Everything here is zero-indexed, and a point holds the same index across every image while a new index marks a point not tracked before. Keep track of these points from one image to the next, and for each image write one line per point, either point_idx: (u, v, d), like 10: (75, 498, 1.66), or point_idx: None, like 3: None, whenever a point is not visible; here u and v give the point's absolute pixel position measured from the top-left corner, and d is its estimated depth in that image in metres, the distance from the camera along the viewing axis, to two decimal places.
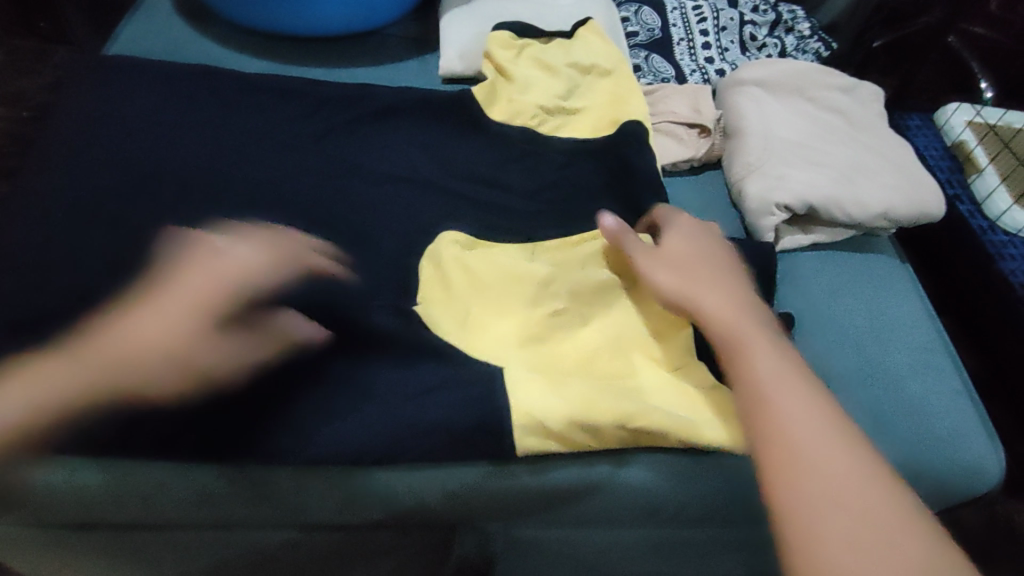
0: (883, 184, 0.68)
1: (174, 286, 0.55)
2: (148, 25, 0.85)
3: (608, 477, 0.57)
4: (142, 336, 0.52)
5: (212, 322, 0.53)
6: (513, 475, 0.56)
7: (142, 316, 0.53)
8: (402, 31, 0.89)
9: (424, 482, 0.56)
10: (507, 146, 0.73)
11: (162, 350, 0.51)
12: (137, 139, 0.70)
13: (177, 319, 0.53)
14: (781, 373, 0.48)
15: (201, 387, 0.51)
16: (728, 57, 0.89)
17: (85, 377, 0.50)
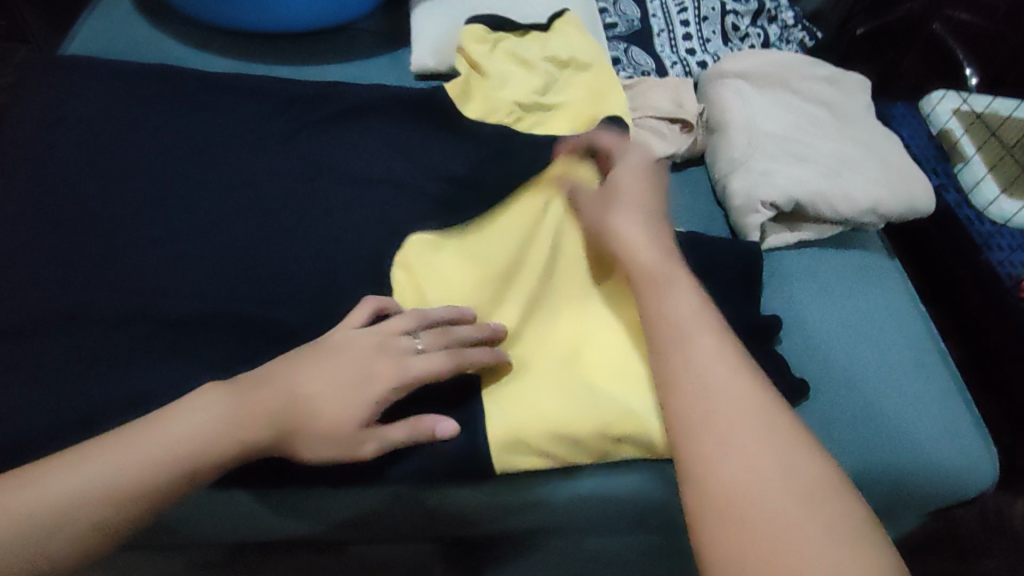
0: (871, 178, 0.66)
1: (355, 364, 0.50)
2: (106, 23, 0.82)
3: (591, 486, 0.56)
4: (295, 408, 0.47)
5: (367, 409, 0.49)
6: (492, 487, 0.55)
7: (307, 388, 0.48)
8: (372, 25, 0.86)
9: (403, 498, 0.54)
10: (483, 145, 0.70)
11: (302, 416, 0.48)
12: (95, 147, 0.67)
13: (350, 403, 0.48)
14: (687, 305, 0.49)
15: (291, 450, 0.48)
16: (710, 48, 0.86)
17: (227, 443, 0.45)
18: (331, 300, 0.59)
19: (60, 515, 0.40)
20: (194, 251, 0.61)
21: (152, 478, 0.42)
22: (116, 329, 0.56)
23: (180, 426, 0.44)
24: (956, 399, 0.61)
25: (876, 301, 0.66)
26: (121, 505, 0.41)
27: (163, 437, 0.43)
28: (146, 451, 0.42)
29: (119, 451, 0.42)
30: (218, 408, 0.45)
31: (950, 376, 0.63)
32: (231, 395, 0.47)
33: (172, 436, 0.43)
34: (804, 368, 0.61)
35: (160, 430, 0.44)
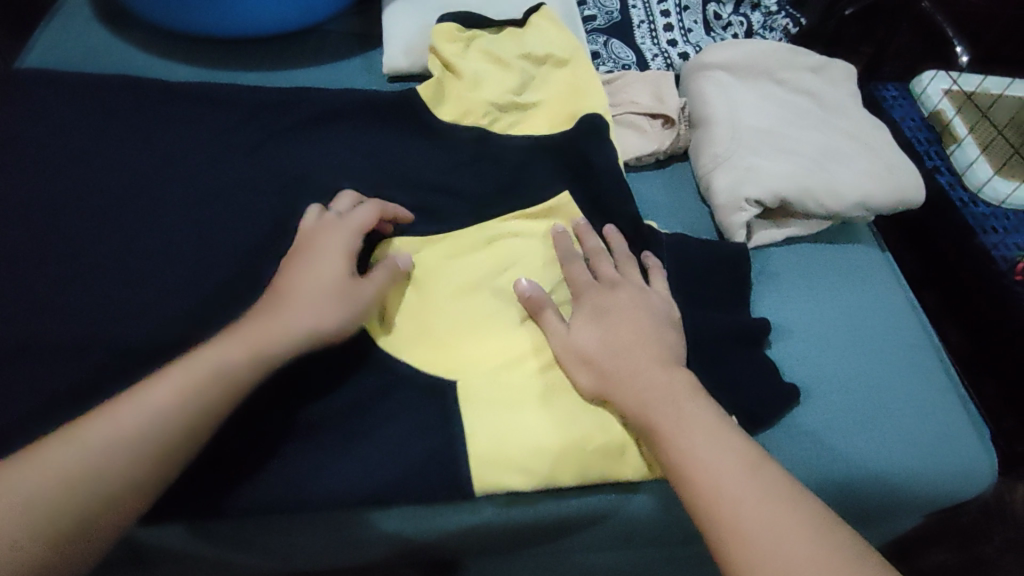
0: (859, 171, 0.64)
1: (319, 262, 0.53)
2: (68, 34, 0.79)
3: (498, 520, 0.53)
4: (283, 337, 0.49)
5: (337, 265, 0.53)
6: (382, 522, 0.52)
7: (286, 314, 0.50)
8: (342, 27, 0.83)
9: (368, 529, 0.52)
10: (456, 149, 0.68)
11: (283, 299, 0.51)
12: (52, 163, 0.65)
13: (313, 268, 0.53)
14: (689, 424, 0.47)
15: (298, 329, 0.50)
16: (692, 38, 0.83)
17: (223, 383, 0.45)
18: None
19: (73, 483, 0.40)
20: (155, 272, 0.59)
21: (156, 437, 0.42)
22: (75, 359, 0.54)
23: (172, 385, 0.44)
24: (954, 399, 0.59)
25: (868, 294, 0.65)
26: (126, 473, 0.41)
27: (155, 392, 0.44)
28: (146, 417, 0.42)
29: (126, 419, 0.42)
30: (219, 350, 0.47)
31: (947, 373, 0.62)
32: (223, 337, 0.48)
33: (155, 404, 0.43)
34: (797, 371, 0.59)
35: (157, 391, 0.44)
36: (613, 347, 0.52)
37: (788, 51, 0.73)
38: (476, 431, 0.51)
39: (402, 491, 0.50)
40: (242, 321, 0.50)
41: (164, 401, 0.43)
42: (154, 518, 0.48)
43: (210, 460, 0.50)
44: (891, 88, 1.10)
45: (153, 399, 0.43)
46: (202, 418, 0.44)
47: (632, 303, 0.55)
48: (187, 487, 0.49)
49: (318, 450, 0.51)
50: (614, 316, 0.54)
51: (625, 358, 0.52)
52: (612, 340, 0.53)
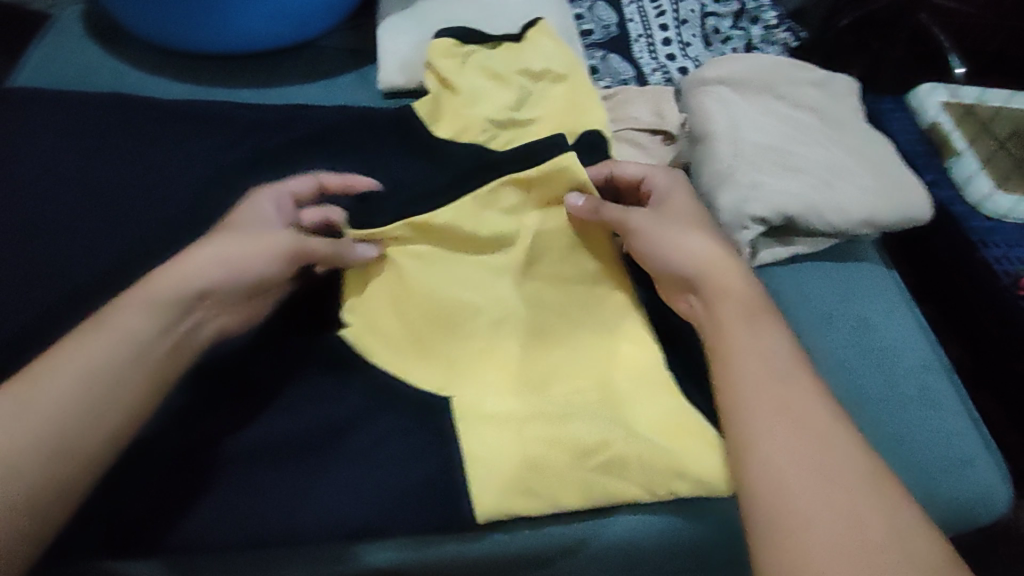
0: (864, 187, 0.63)
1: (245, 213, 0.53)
2: (56, 51, 0.77)
3: (501, 549, 0.51)
4: (179, 287, 0.46)
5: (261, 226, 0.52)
6: (382, 554, 0.50)
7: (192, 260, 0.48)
8: (337, 42, 0.82)
9: (366, 561, 0.50)
10: (454, 166, 0.66)
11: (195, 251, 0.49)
12: (40, 181, 0.63)
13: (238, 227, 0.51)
14: (768, 411, 0.45)
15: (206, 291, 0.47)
16: (691, 52, 0.82)
17: (124, 355, 0.43)
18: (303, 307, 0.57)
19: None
20: None
21: (60, 418, 0.40)
22: None
23: (86, 352, 0.42)
24: (966, 420, 0.58)
25: (874, 310, 0.63)
26: (58, 452, 0.39)
27: (61, 381, 0.41)
28: (48, 398, 0.40)
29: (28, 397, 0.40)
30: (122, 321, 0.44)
31: (956, 392, 0.60)
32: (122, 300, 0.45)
33: (77, 384, 0.41)
34: None
35: (73, 360, 0.42)
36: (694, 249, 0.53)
37: (790, 65, 0.72)
38: (478, 456, 0.50)
39: (401, 521, 0.48)
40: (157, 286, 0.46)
41: (83, 377, 0.41)
42: (133, 549, 0.46)
43: (192, 487, 0.48)
44: (888, 101, 1.10)
45: (71, 377, 0.41)
46: (128, 390, 0.43)
47: (688, 217, 0.56)
48: (169, 517, 0.47)
49: (311, 483, 0.49)
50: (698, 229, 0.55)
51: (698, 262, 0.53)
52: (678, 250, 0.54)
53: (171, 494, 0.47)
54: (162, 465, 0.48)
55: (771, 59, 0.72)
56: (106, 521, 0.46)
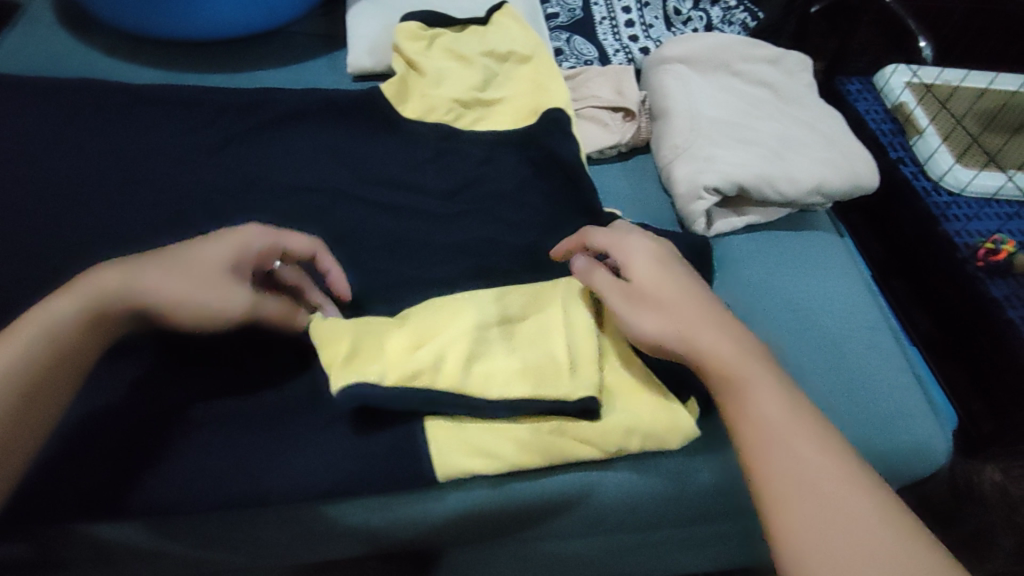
0: (815, 158, 0.65)
1: (220, 242, 0.47)
2: (28, 41, 0.78)
3: (468, 509, 0.53)
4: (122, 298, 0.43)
5: (232, 261, 0.47)
6: (355, 513, 0.52)
7: (148, 270, 0.44)
8: (307, 29, 0.84)
9: (340, 523, 0.52)
10: (420, 146, 0.68)
11: (163, 259, 0.45)
12: (15, 167, 0.64)
13: (209, 250, 0.47)
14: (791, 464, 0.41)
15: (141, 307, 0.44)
16: (653, 34, 0.84)
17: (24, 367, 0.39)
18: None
19: None
20: None
21: None
22: None
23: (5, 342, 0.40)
24: (912, 378, 0.61)
25: (826, 274, 0.66)
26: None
27: None
28: None
29: None
30: (49, 305, 0.42)
31: (905, 351, 0.63)
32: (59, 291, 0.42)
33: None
34: None
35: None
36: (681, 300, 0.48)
37: (746, 44, 0.74)
38: (441, 421, 0.51)
39: (366, 482, 0.50)
40: (97, 290, 0.43)
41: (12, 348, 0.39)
42: (102, 513, 0.47)
43: (155, 457, 0.49)
44: (852, 82, 1.12)
45: (18, 340, 0.40)
46: (63, 357, 0.41)
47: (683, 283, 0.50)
48: (136, 481, 0.48)
49: (282, 446, 0.50)
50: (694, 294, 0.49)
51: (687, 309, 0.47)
52: (662, 287, 0.49)
53: (138, 457, 0.49)
54: (125, 432, 0.50)
55: (728, 37, 0.75)
56: (75, 487, 0.47)
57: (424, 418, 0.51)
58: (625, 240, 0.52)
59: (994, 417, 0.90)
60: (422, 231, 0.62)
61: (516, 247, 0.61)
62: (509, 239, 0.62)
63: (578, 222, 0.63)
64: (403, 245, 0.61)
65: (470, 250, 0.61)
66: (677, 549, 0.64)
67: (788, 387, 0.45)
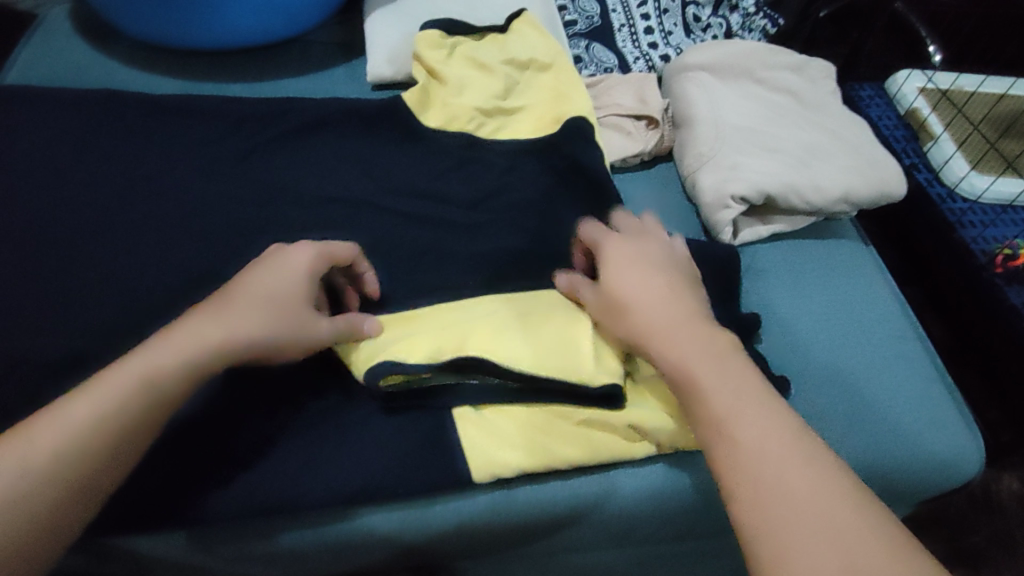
0: (841, 166, 0.65)
1: (279, 273, 0.47)
2: (44, 51, 0.78)
3: (495, 519, 0.52)
4: (211, 346, 0.43)
5: (297, 290, 0.47)
6: (378, 526, 0.51)
7: (227, 313, 0.44)
8: (325, 38, 0.83)
9: (366, 537, 0.51)
10: (444, 155, 0.68)
11: (238, 299, 0.45)
12: (39, 178, 0.64)
13: (275, 282, 0.46)
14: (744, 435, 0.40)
15: (240, 354, 0.44)
16: (672, 41, 0.84)
17: (122, 416, 0.39)
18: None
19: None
20: (141, 283, 0.58)
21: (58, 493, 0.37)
22: (61, 373, 0.52)
23: (98, 394, 0.40)
24: (939, 390, 0.60)
25: (852, 285, 0.66)
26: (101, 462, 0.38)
27: (72, 426, 0.38)
28: (41, 466, 0.37)
29: (57, 437, 0.38)
30: (142, 358, 0.41)
31: (933, 362, 0.63)
32: (151, 344, 0.42)
33: (73, 449, 0.38)
34: (785, 363, 0.60)
35: (87, 406, 0.39)
36: (644, 300, 0.49)
37: (770, 53, 0.74)
38: (466, 410, 0.51)
39: (395, 489, 0.49)
40: (184, 340, 0.42)
41: (115, 397, 0.40)
42: (139, 524, 0.47)
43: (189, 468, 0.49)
44: (866, 88, 1.12)
45: (113, 393, 0.40)
46: (156, 413, 0.40)
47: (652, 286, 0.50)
48: (169, 491, 0.48)
49: (311, 459, 0.50)
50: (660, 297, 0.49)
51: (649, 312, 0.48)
52: (638, 284, 0.50)
53: (176, 469, 0.48)
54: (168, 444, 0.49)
55: (751, 45, 0.74)
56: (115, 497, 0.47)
57: (452, 409, 0.52)
58: (613, 240, 0.54)
59: (1012, 423, 0.91)
60: (448, 242, 0.62)
61: (542, 256, 0.61)
62: (535, 249, 0.61)
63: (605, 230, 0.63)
64: (429, 255, 0.61)
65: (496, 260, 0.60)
66: (704, 559, 0.64)
67: (739, 371, 0.44)
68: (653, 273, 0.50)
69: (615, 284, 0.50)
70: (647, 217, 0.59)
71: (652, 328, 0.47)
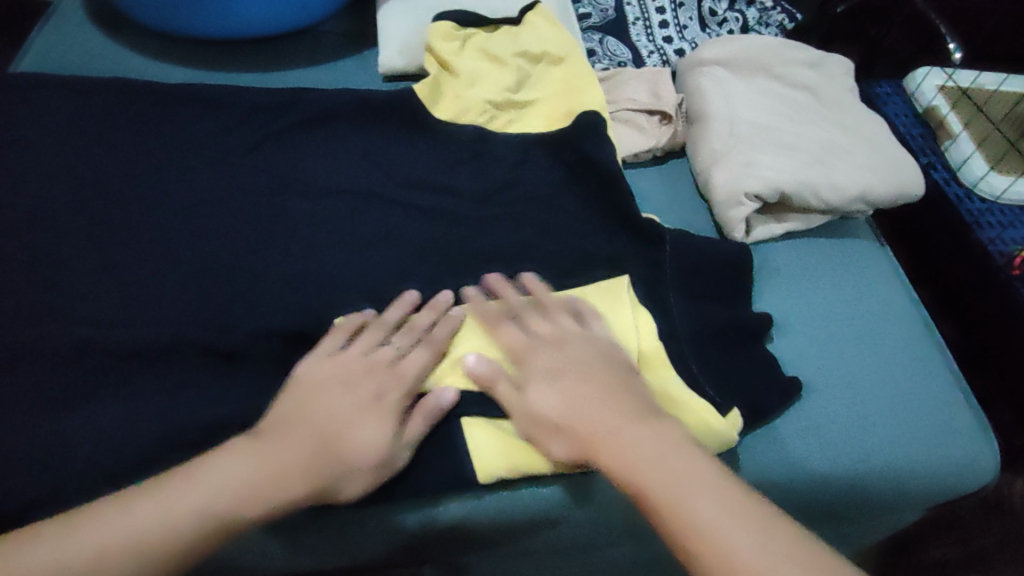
0: (856, 165, 0.64)
1: (396, 401, 0.49)
2: (57, 40, 0.78)
3: (498, 515, 0.52)
4: (312, 466, 0.44)
5: (408, 420, 0.49)
6: (382, 522, 0.51)
7: (326, 432, 0.46)
8: (337, 28, 0.83)
9: (371, 534, 0.51)
10: (455, 149, 0.67)
11: (343, 424, 0.47)
12: (51, 167, 0.64)
13: (384, 411, 0.48)
14: (703, 512, 0.39)
15: (343, 478, 0.45)
16: (687, 35, 0.83)
17: (213, 520, 0.41)
18: (299, 281, 0.57)
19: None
20: (151, 274, 0.58)
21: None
22: (70, 362, 0.52)
23: (188, 493, 0.41)
24: (955, 395, 0.59)
25: (867, 286, 0.65)
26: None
27: (166, 517, 0.40)
28: (122, 551, 0.38)
29: (143, 527, 0.39)
30: (242, 467, 0.43)
31: (948, 366, 0.62)
32: (250, 452, 0.44)
33: (156, 540, 0.39)
34: (798, 364, 0.59)
35: (176, 504, 0.41)
36: (566, 401, 0.48)
37: (787, 49, 0.73)
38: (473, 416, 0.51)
39: (398, 482, 0.49)
40: (290, 457, 0.44)
41: (174, 515, 0.40)
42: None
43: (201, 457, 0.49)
44: (884, 84, 1.11)
45: (207, 495, 0.41)
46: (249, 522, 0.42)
47: (570, 378, 0.49)
48: None
49: None
50: (581, 389, 0.48)
51: (580, 408, 0.47)
52: (574, 402, 0.47)
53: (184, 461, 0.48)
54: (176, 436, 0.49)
55: (768, 41, 0.73)
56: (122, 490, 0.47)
57: (462, 416, 0.51)
58: (535, 355, 0.50)
59: None
60: (458, 237, 0.61)
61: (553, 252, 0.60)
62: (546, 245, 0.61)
63: (617, 226, 0.62)
64: (439, 251, 0.60)
65: (507, 257, 0.60)
66: None
67: (675, 459, 0.43)
68: (572, 363, 0.49)
69: (532, 384, 0.49)
70: (529, 282, 0.56)
71: (589, 420, 0.46)
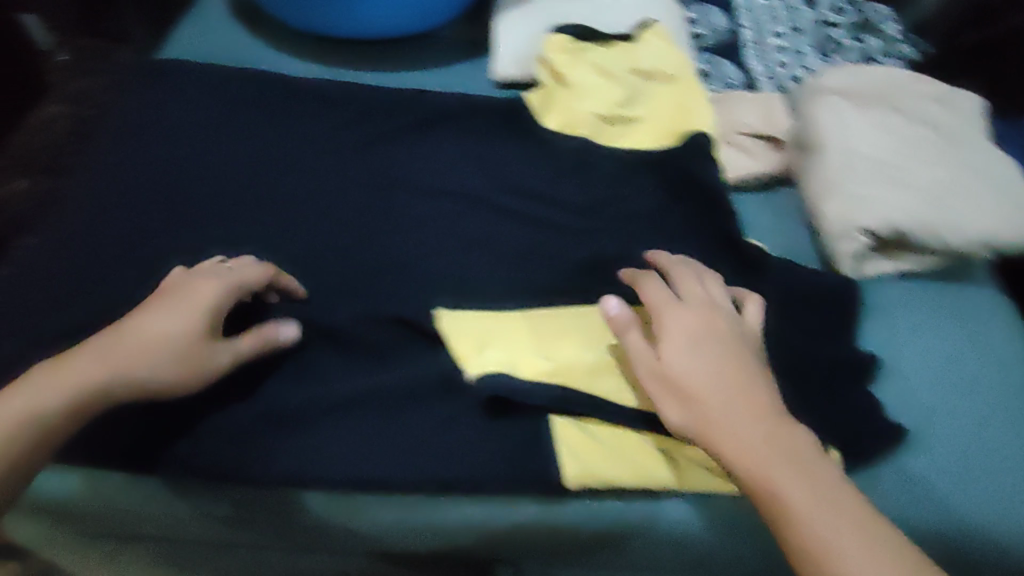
0: (981, 205, 0.61)
1: (185, 309, 0.49)
2: (197, 30, 0.84)
3: (578, 521, 0.53)
4: (101, 376, 0.45)
5: (199, 325, 0.49)
6: (465, 511, 0.52)
7: (119, 347, 0.47)
8: (454, 34, 0.85)
9: (453, 521, 0.53)
10: (560, 159, 0.68)
11: (136, 336, 0.47)
12: (182, 146, 0.69)
13: (178, 318, 0.49)
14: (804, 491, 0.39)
15: (147, 384, 0.46)
16: (804, 60, 0.81)
17: (17, 437, 0.42)
18: (403, 276, 0.60)
19: None
20: (266, 254, 0.61)
21: None
22: None
23: None
24: None
25: (982, 336, 0.61)
26: None
27: None
28: None
29: None
30: (29, 392, 0.44)
31: None
32: (45, 377, 0.44)
33: None
34: (901, 411, 0.56)
35: None
36: (699, 368, 0.46)
37: (911, 84, 0.71)
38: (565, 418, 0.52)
39: (484, 476, 0.50)
40: (76, 375, 0.45)
41: None
42: (237, 478, 0.50)
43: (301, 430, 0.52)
44: None
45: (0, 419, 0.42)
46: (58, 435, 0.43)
47: (709, 352, 0.47)
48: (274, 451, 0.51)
49: (409, 440, 0.51)
50: (718, 362, 0.46)
51: (707, 374, 0.46)
52: (716, 380, 0.45)
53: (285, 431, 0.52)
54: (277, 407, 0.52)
55: (892, 75, 0.71)
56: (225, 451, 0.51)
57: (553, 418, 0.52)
58: (675, 313, 0.49)
59: None
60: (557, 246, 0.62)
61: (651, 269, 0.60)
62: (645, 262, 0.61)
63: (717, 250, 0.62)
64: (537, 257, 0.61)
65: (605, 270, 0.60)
66: None
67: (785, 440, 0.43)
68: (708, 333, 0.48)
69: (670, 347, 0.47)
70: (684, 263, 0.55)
71: (703, 387, 0.45)
